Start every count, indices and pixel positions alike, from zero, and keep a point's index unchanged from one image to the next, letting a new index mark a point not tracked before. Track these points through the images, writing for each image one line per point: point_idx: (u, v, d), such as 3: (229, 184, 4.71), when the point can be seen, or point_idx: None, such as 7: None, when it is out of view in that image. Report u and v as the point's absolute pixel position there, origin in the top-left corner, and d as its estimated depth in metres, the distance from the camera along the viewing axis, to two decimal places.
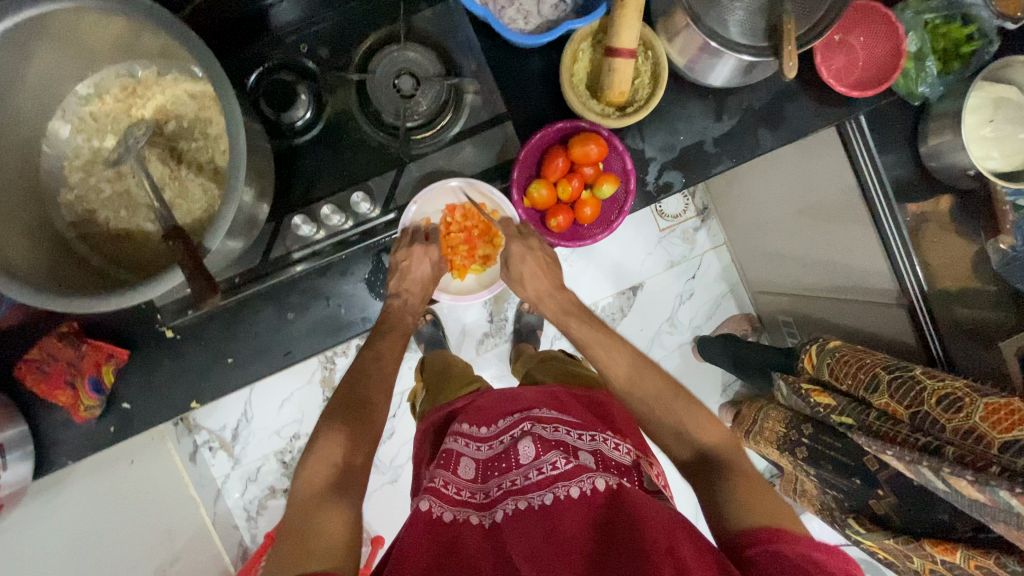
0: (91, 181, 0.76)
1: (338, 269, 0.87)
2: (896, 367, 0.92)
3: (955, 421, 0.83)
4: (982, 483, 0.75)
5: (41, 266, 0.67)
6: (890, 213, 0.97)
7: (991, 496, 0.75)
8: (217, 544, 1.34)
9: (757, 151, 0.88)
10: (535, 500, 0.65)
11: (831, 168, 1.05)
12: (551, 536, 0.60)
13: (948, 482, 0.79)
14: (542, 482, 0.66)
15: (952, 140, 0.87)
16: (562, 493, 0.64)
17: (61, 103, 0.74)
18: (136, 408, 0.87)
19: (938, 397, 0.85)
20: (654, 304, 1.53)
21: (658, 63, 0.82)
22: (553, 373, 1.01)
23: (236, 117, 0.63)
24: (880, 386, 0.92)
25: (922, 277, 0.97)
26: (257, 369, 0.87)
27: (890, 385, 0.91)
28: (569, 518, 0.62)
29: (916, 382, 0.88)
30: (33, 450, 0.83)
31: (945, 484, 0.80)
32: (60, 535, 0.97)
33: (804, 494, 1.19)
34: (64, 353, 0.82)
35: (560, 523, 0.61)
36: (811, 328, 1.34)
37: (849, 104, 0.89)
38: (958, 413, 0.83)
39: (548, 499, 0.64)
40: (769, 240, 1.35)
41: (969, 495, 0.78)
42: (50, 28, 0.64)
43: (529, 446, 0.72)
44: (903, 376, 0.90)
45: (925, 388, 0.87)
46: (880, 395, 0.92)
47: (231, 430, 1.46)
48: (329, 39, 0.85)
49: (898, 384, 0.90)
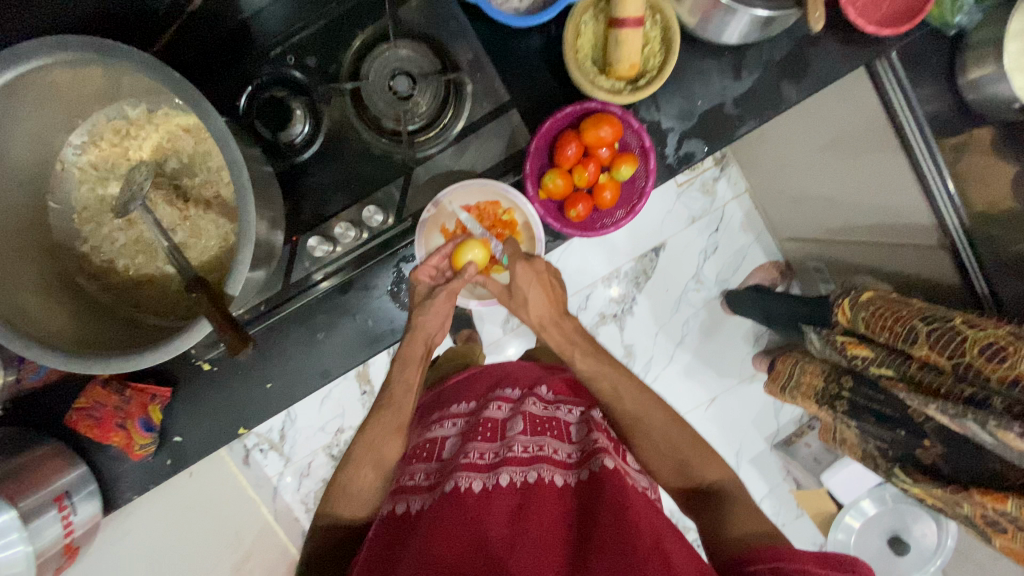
0: (103, 231, 0.75)
1: (362, 284, 0.85)
2: (933, 316, 0.87)
3: (1000, 371, 0.79)
4: None
5: (70, 327, 0.68)
6: (924, 140, 0.91)
7: None
8: (282, 538, 1.42)
9: (781, 106, 0.82)
10: (518, 476, 0.64)
11: (857, 104, 0.99)
12: (530, 512, 0.60)
13: (996, 435, 0.79)
14: (524, 460, 0.67)
15: (995, 70, 0.81)
16: (546, 476, 0.65)
17: (58, 156, 0.72)
18: (188, 440, 0.89)
19: (979, 347, 0.81)
20: (678, 263, 1.49)
21: (668, 26, 0.77)
22: None
23: (232, 155, 0.61)
24: (919, 338, 0.87)
25: (963, 214, 0.91)
26: (296, 390, 0.88)
27: (928, 337, 0.86)
28: (549, 500, 0.62)
29: (956, 334, 0.83)
30: (98, 488, 0.86)
31: (992, 437, 0.80)
32: (139, 554, 1.01)
33: (845, 442, 1.17)
34: (110, 399, 0.84)
35: (540, 502, 0.61)
36: (843, 271, 1.27)
37: (876, 42, 0.81)
38: (1003, 363, 0.78)
39: (531, 476, 0.64)
40: (791, 181, 1.28)
41: (1015, 445, 0.77)
42: (31, 83, 0.61)
43: (515, 426, 0.73)
44: (941, 327, 0.85)
45: (965, 338, 0.82)
46: (918, 347, 0.88)
47: (278, 431, 1.45)
48: (315, 47, 0.83)
49: (937, 337, 0.85)
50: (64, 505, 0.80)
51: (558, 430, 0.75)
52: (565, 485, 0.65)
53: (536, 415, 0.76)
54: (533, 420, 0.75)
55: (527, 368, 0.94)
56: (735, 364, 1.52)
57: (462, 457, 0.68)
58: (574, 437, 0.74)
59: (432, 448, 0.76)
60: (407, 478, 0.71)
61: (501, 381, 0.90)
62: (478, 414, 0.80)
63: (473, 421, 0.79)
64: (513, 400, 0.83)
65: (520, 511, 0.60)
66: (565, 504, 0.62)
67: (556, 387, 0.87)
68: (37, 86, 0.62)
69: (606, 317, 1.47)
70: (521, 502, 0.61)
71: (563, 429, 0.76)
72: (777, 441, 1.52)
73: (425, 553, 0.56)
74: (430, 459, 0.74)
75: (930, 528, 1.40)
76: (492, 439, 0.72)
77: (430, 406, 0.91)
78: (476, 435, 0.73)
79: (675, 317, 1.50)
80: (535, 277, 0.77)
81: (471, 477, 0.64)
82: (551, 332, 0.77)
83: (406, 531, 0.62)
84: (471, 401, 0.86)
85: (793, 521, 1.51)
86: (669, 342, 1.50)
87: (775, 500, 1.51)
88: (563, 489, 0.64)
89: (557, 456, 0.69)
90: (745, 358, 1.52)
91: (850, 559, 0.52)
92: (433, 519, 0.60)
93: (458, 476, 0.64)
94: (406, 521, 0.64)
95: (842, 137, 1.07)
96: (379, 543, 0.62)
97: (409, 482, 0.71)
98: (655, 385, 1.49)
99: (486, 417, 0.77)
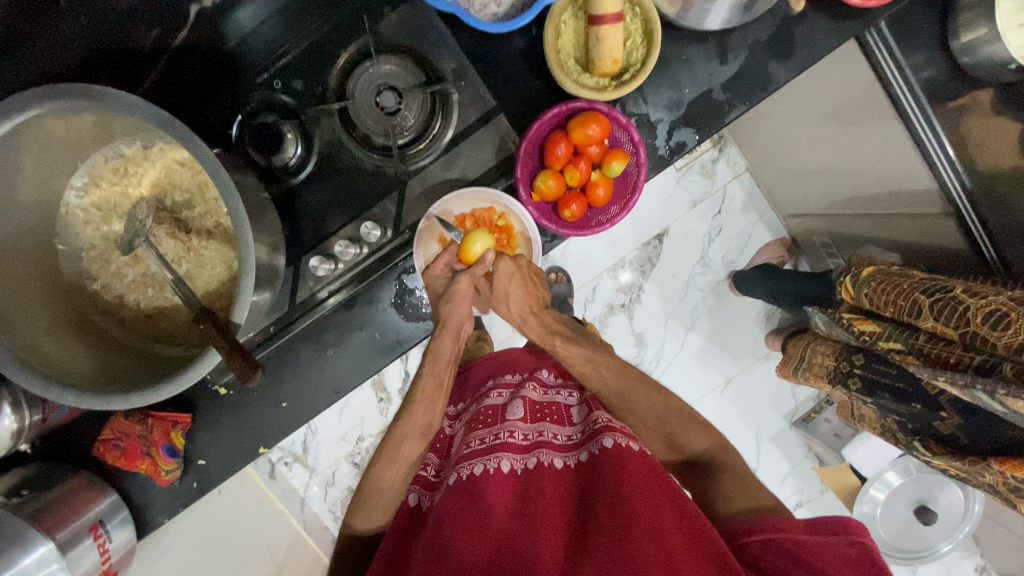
0: (112, 268, 0.77)
1: (366, 298, 0.85)
2: (934, 287, 0.85)
3: (1006, 338, 0.76)
4: None
5: (86, 366, 0.69)
6: (919, 106, 0.89)
7: None
8: (313, 546, 1.44)
9: (771, 87, 0.81)
10: (517, 464, 0.66)
11: (848, 75, 0.97)
12: (531, 497, 0.61)
13: (1004, 403, 0.76)
14: (523, 448, 0.68)
15: (988, 32, 0.79)
16: (546, 460, 0.66)
17: (60, 200, 0.74)
18: (212, 463, 0.92)
19: (982, 315, 0.78)
20: (683, 247, 1.48)
21: (648, 19, 0.76)
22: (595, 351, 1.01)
23: (225, 185, 0.62)
24: (922, 312, 0.86)
25: (964, 176, 0.89)
26: (311, 407, 0.90)
27: (931, 309, 0.84)
28: (549, 485, 0.63)
29: (960, 303, 0.81)
30: (130, 514, 0.89)
31: (1002, 406, 0.77)
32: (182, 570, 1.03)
33: (863, 419, 1.16)
34: (134, 428, 0.86)
35: (541, 487, 0.63)
36: (850, 244, 1.25)
37: (865, 13, 0.80)
38: (1007, 329, 0.76)
39: (531, 463, 0.66)
40: (791, 158, 1.25)
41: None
42: (28, 134, 0.63)
43: (514, 411, 0.74)
44: (942, 297, 0.83)
45: (967, 307, 0.80)
46: (924, 320, 0.86)
47: (300, 444, 1.47)
48: (299, 69, 0.84)
49: (941, 308, 0.83)
50: (100, 533, 0.83)
51: (558, 414, 0.76)
52: (564, 467, 0.66)
53: (531, 398, 0.78)
54: (533, 405, 0.76)
55: (525, 353, 0.94)
56: (747, 343, 1.51)
57: (464, 447, 0.70)
58: (574, 418, 0.75)
59: (445, 441, 0.81)
60: (420, 470, 0.75)
61: (501, 368, 0.90)
62: (480, 401, 0.82)
63: (477, 408, 0.81)
64: (513, 384, 0.84)
65: (522, 497, 0.62)
66: (565, 486, 0.64)
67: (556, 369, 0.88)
68: (32, 135, 0.64)
69: (614, 309, 1.47)
70: (523, 489, 0.63)
71: (563, 412, 0.77)
72: (795, 418, 1.51)
73: (431, 536, 0.57)
74: (441, 453, 0.79)
75: (955, 495, 1.40)
76: (491, 425, 0.73)
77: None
78: (479, 422, 0.75)
79: (683, 302, 1.49)
80: (516, 273, 0.78)
81: (471, 464, 0.65)
82: (531, 325, 0.79)
83: (420, 523, 0.66)
84: (470, 396, 0.89)
85: (818, 497, 1.50)
86: (680, 327, 1.49)
87: (798, 477, 1.50)
88: (562, 471, 0.66)
89: (556, 440, 0.70)
90: (757, 338, 1.51)
91: (845, 520, 0.53)
92: (439, 506, 0.62)
93: (461, 467, 0.66)
94: (419, 517, 0.67)
95: (838, 108, 1.04)
96: (394, 532, 0.66)
97: (420, 474, 0.74)
98: (668, 372, 1.49)
99: (487, 404, 0.79)
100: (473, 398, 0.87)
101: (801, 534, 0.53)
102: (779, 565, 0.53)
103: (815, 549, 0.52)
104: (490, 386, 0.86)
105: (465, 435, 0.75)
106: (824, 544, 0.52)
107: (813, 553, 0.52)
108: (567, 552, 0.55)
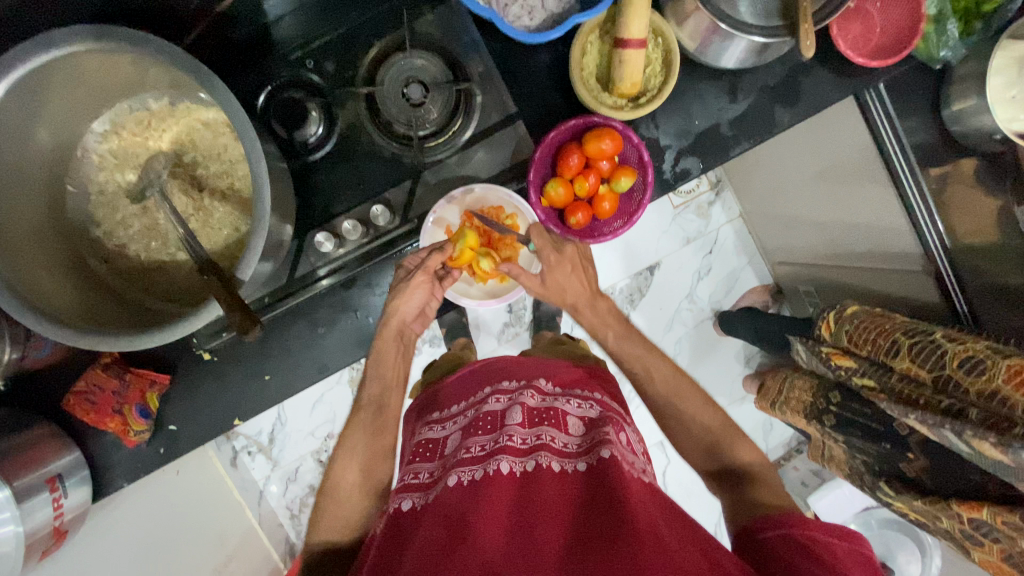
0: (118, 217, 0.77)
1: (364, 282, 0.91)
2: (914, 330, 0.89)
3: (978, 384, 0.80)
4: (1006, 445, 0.73)
5: (78, 309, 0.69)
6: (911, 168, 0.93)
7: (1015, 456, 0.73)
8: (265, 543, 1.37)
9: (774, 129, 0.86)
10: (517, 467, 0.63)
11: (844, 133, 1.02)
12: (531, 502, 0.59)
13: (971, 445, 0.78)
14: (522, 451, 0.65)
15: (977, 103, 0.84)
16: (544, 463, 0.64)
17: (80, 141, 0.75)
18: (183, 430, 0.90)
19: (959, 360, 0.82)
20: (674, 282, 1.51)
21: (669, 49, 0.82)
22: (562, 355, 1.01)
23: (251, 139, 0.63)
24: (901, 351, 0.89)
25: (943, 232, 0.92)
26: (292, 383, 0.91)
27: (909, 349, 0.88)
28: (550, 488, 0.61)
29: (937, 346, 0.85)
30: (90, 474, 0.86)
31: (968, 447, 0.79)
32: (133, 539, 0.99)
33: (832, 459, 1.16)
34: (109, 383, 0.83)
35: (539, 491, 0.60)
36: (832, 295, 1.30)
37: (865, 74, 0.87)
38: (981, 376, 0.80)
39: (529, 467, 0.63)
40: (786, 206, 1.30)
41: (990, 454, 0.76)
42: (63, 71, 0.65)
43: (513, 415, 0.71)
44: (922, 339, 0.87)
45: (946, 351, 0.84)
46: (901, 360, 0.90)
47: (267, 434, 1.44)
48: (333, 51, 0.87)
49: (919, 349, 0.87)
50: (57, 487, 0.79)
51: (556, 419, 0.72)
52: (562, 473, 0.64)
53: (533, 398, 0.75)
54: (531, 411, 0.72)
55: (531, 362, 0.88)
56: (724, 382, 1.54)
57: (462, 452, 0.68)
58: (574, 426, 0.71)
59: (433, 446, 0.75)
60: (410, 476, 0.70)
61: (496, 376, 0.84)
62: (477, 407, 0.77)
63: (473, 414, 0.76)
64: (510, 392, 0.79)
65: (523, 499, 0.59)
66: (563, 490, 0.61)
67: (578, 379, 0.84)
68: (66, 72, 0.65)
69: None
70: (522, 491, 0.60)
71: (563, 418, 0.72)
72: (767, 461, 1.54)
73: (429, 540, 0.56)
74: (431, 458, 0.73)
75: (913, 557, 1.37)
76: (491, 431, 0.70)
77: (426, 405, 0.88)
78: (476, 428, 0.72)
79: (667, 335, 1.52)
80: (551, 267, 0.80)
81: (468, 470, 0.64)
82: None
83: (410, 526, 0.62)
84: (465, 399, 0.82)
85: None
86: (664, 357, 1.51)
87: None
88: (560, 476, 0.63)
89: (556, 444, 0.67)
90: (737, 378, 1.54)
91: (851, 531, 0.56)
92: (436, 511, 0.60)
93: (460, 470, 0.64)
94: (409, 518, 0.63)
95: (831, 167, 1.10)
96: (381, 538, 0.62)
97: (410, 479, 0.70)
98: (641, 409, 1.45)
99: (485, 409, 0.75)
100: (467, 400, 0.82)
101: (812, 532, 0.55)
102: (788, 555, 0.55)
103: (828, 548, 0.54)
104: (487, 393, 0.80)
105: (463, 440, 0.71)
106: (833, 544, 0.54)
107: (829, 552, 0.54)
108: (569, 551, 0.53)
